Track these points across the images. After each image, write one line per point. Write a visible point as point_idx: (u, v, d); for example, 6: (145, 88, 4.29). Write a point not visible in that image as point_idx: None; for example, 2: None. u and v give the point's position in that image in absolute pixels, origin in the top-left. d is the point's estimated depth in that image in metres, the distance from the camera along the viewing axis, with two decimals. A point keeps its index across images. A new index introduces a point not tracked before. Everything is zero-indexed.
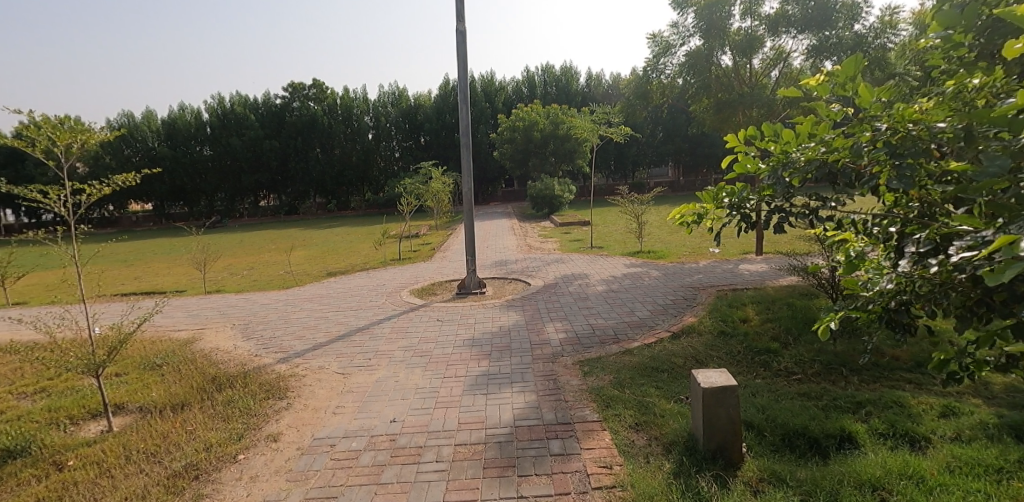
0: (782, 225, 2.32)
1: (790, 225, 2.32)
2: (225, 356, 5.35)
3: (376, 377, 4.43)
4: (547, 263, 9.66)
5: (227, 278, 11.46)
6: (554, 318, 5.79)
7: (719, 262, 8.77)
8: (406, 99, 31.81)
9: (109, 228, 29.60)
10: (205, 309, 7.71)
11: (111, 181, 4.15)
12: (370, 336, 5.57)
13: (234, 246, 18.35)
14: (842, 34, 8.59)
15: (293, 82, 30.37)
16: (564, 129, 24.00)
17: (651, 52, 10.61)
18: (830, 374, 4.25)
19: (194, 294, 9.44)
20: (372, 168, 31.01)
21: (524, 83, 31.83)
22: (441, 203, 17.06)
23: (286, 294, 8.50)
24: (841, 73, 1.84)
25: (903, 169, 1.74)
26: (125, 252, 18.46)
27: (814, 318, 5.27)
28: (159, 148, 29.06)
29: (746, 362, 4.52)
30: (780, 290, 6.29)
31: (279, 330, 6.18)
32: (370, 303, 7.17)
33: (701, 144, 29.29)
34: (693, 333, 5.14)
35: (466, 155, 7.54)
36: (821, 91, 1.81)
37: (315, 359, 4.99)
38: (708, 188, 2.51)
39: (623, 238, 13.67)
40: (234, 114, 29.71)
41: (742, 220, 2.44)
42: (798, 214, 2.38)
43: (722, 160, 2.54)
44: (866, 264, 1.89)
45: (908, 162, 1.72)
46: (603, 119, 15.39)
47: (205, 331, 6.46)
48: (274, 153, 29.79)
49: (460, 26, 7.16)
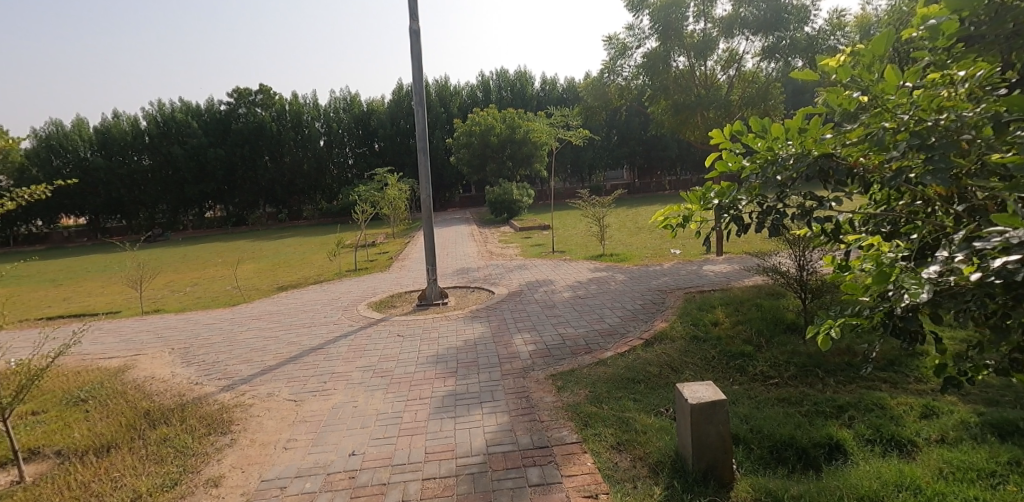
0: (776, 227, 2.16)
1: (786, 227, 2.14)
2: (160, 386, 4.81)
3: (332, 403, 4.05)
4: (511, 270, 9.40)
5: (167, 296, 10.63)
6: (522, 329, 5.53)
7: (682, 263, 8.75)
8: (359, 105, 31.02)
9: (37, 244, 27.50)
10: (139, 333, 7.03)
11: (15, 193, 3.58)
12: (324, 357, 5.14)
13: (177, 260, 17.23)
14: (794, 35, 8.75)
15: (237, 88, 29.00)
16: (521, 133, 23.90)
17: (608, 54, 10.58)
18: (806, 377, 4.20)
19: (130, 315, 8.65)
20: (325, 176, 30.00)
21: (480, 87, 31.69)
22: (397, 210, 16.58)
23: (232, 312, 7.90)
24: (866, 52, 1.68)
25: (939, 163, 1.55)
26: (53, 271, 17.01)
27: (783, 319, 5.27)
28: (93, 159, 27.16)
29: (722, 368, 4.40)
30: (747, 290, 6.27)
31: (223, 353, 5.65)
32: (325, 319, 6.71)
33: (655, 146, 29.89)
34: (666, 339, 5.00)
35: (423, 160, 7.20)
36: (843, 72, 1.65)
37: (263, 386, 4.54)
38: (694, 189, 2.37)
39: (585, 241, 13.61)
40: (175, 122, 28.14)
41: (732, 221, 2.28)
42: (793, 215, 2.21)
43: (706, 158, 2.41)
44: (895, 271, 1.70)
45: (943, 155, 1.53)
46: (561, 122, 15.35)
47: (138, 358, 5.84)
48: (219, 161, 28.38)
49: (414, 25, 6.83)
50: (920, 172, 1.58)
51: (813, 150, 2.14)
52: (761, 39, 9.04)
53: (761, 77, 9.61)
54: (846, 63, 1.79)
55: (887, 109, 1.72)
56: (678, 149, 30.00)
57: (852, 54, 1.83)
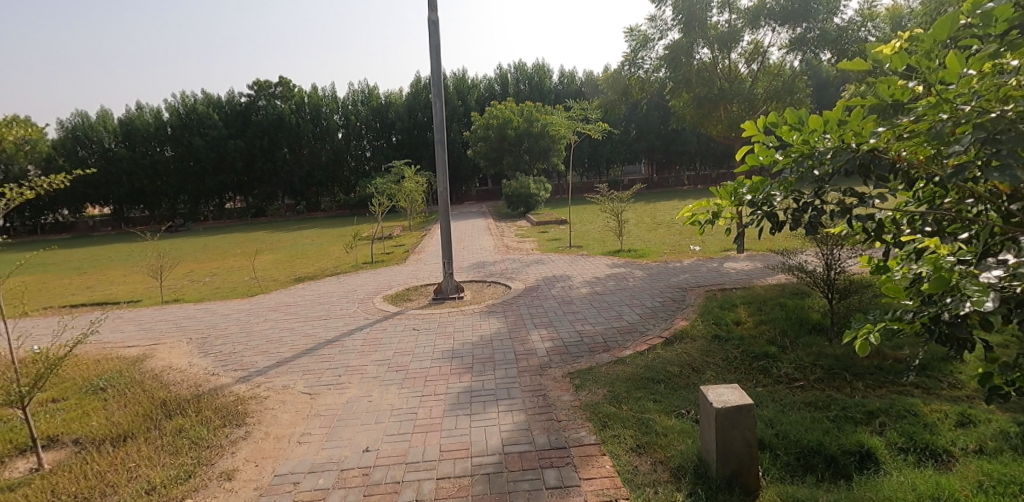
0: (815, 225, 2.03)
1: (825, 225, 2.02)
2: (177, 376, 4.83)
3: (347, 397, 4.02)
4: (527, 264, 9.32)
5: (187, 286, 10.76)
6: (538, 325, 5.44)
7: (702, 259, 8.57)
8: (377, 97, 31.10)
9: (64, 233, 28.20)
10: (159, 322, 7.11)
11: (36, 183, 3.59)
12: (340, 349, 5.12)
13: (197, 250, 17.48)
14: (824, 26, 8.43)
15: (257, 81, 29.26)
16: (538, 126, 23.73)
17: (629, 46, 10.38)
18: (833, 380, 4.05)
19: (150, 304, 8.77)
20: (342, 168, 30.18)
21: (497, 80, 31.54)
22: (414, 203, 16.59)
23: (250, 302, 7.95)
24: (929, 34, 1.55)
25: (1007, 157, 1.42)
26: (78, 260, 17.37)
27: (808, 320, 5.11)
28: (117, 149, 27.67)
29: (745, 369, 4.27)
30: (770, 289, 6.11)
31: (240, 344, 5.67)
32: (341, 311, 6.70)
33: (674, 141, 29.47)
34: (686, 338, 4.88)
35: (440, 153, 7.12)
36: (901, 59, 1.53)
37: (279, 378, 4.53)
38: (725, 184, 2.26)
39: (602, 236, 13.45)
40: (196, 114, 28.51)
41: (767, 217, 2.16)
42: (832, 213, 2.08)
43: (737, 151, 2.30)
44: (953, 275, 1.60)
45: (1015, 148, 1.39)
46: (579, 116, 15.15)
47: (157, 347, 5.89)
48: (239, 153, 28.68)
49: (432, 16, 6.74)
50: (986, 169, 1.46)
51: (855, 144, 2.00)
52: (788, 31, 8.77)
53: (787, 70, 9.34)
54: (902, 49, 1.66)
55: (948, 99, 1.59)
56: (698, 143, 29.51)
57: (909, 39, 1.70)
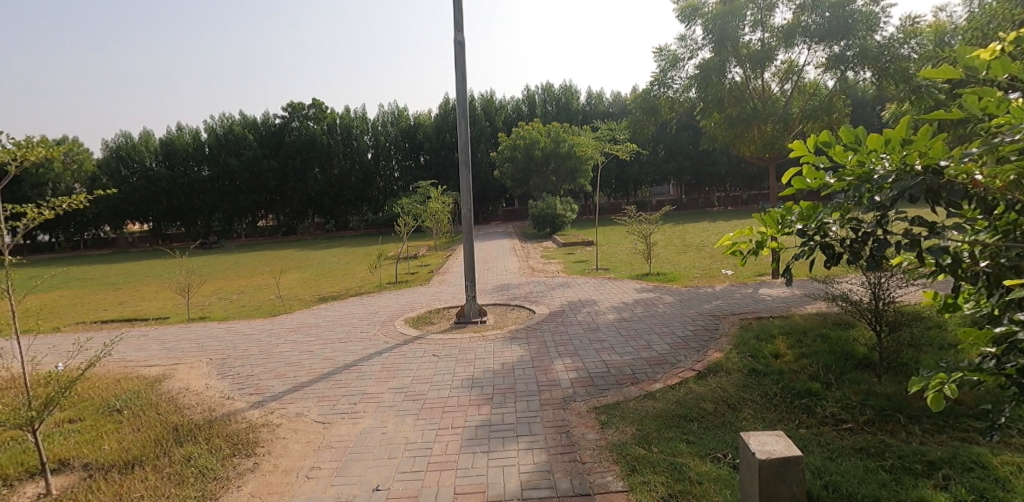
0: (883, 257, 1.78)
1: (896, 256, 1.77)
2: (193, 399, 4.76)
3: (360, 427, 3.85)
4: (552, 288, 9.08)
5: (214, 303, 10.88)
6: (563, 354, 5.20)
7: (736, 285, 8.19)
8: (406, 119, 31.65)
9: (106, 249, 29.34)
10: (181, 341, 7.12)
11: (54, 203, 3.57)
12: (357, 375, 4.97)
13: (227, 267, 17.81)
14: (866, 43, 8.07)
15: (292, 103, 30.12)
16: (565, 147, 23.68)
17: (658, 65, 10.27)
18: (886, 424, 3.66)
19: (176, 321, 8.86)
20: (371, 188, 30.64)
21: (525, 101, 31.81)
22: (439, 223, 16.60)
23: (272, 322, 7.92)
24: None
25: None
26: (115, 275, 17.89)
27: (854, 354, 4.73)
28: (157, 169, 28.72)
29: (786, 407, 3.93)
30: (810, 319, 5.73)
31: (258, 366, 5.59)
32: (361, 334, 6.58)
33: (704, 162, 29.02)
34: (721, 371, 4.56)
35: (464, 174, 7.01)
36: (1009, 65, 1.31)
37: (293, 404, 4.40)
38: (771, 209, 2.02)
39: (630, 259, 13.14)
40: (233, 135, 29.41)
41: (821, 249, 1.91)
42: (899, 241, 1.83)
43: (783, 174, 2.08)
44: None
45: None
46: (608, 136, 14.96)
47: (177, 367, 5.87)
48: (272, 173, 29.44)
49: (458, 36, 6.71)
50: None
51: (920, 166, 1.79)
52: (825, 48, 8.46)
53: (824, 89, 8.99)
54: (1004, 54, 1.44)
55: None
56: (728, 164, 29.01)
57: (1008, 46, 1.48)
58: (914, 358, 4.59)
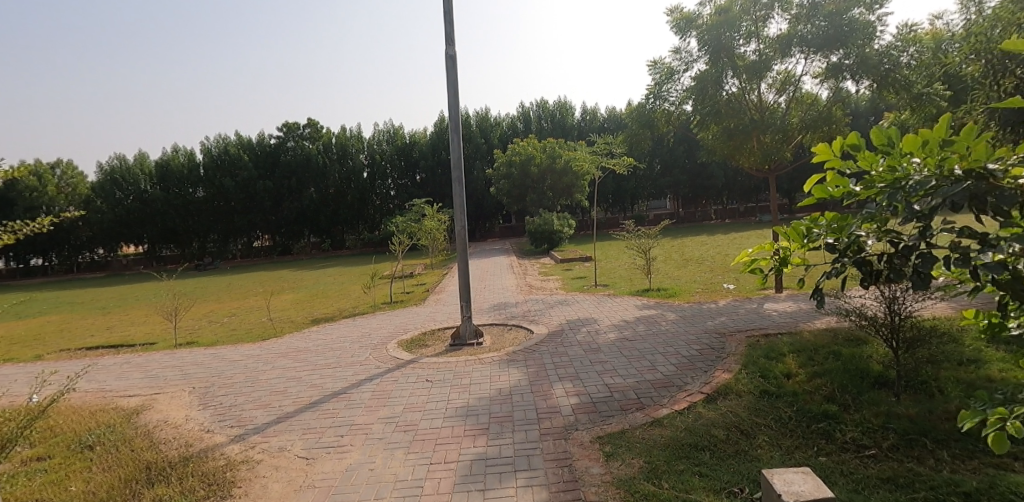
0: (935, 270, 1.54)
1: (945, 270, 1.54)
2: (171, 433, 4.47)
3: (346, 463, 3.58)
4: (551, 306, 8.82)
5: (204, 327, 10.58)
6: (563, 377, 4.92)
7: (739, 300, 7.96)
8: (402, 137, 31.62)
9: (100, 271, 29.10)
10: (165, 368, 6.82)
11: (14, 227, 3.37)
12: (346, 404, 4.69)
13: (221, 289, 17.51)
14: (866, 51, 7.90)
15: (287, 123, 30.09)
16: (561, 162, 23.59)
17: (653, 79, 10.19)
18: (912, 449, 3.38)
19: (163, 347, 8.56)
20: (367, 206, 30.45)
21: (520, 118, 31.87)
22: (436, 240, 16.38)
23: (261, 347, 7.64)
24: None
25: None
26: (104, 299, 17.52)
27: (869, 371, 4.49)
28: (152, 191, 28.54)
29: (803, 433, 3.67)
30: (820, 335, 5.49)
31: (242, 395, 5.30)
32: (352, 358, 6.31)
33: (700, 175, 28.97)
34: (730, 394, 4.30)
35: (457, 191, 6.80)
36: None
37: (276, 437, 4.12)
38: (796, 220, 1.79)
39: (629, 274, 12.93)
40: (228, 155, 29.23)
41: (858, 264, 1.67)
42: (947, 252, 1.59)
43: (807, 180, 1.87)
44: None
45: None
46: (604, 150, 14.81)
47: (157, 397, 5.58)
48: (268, 193, 29.29)
49: (449, 50, 6.57)
50: None
51: (958, 172, 1.61)
52: (823, 57, 8.32)
53: (823, 99, 8.85)
54: None
55: None
56: (725, 177, 29.00)
57: None
58: (933, 375, 4.34)
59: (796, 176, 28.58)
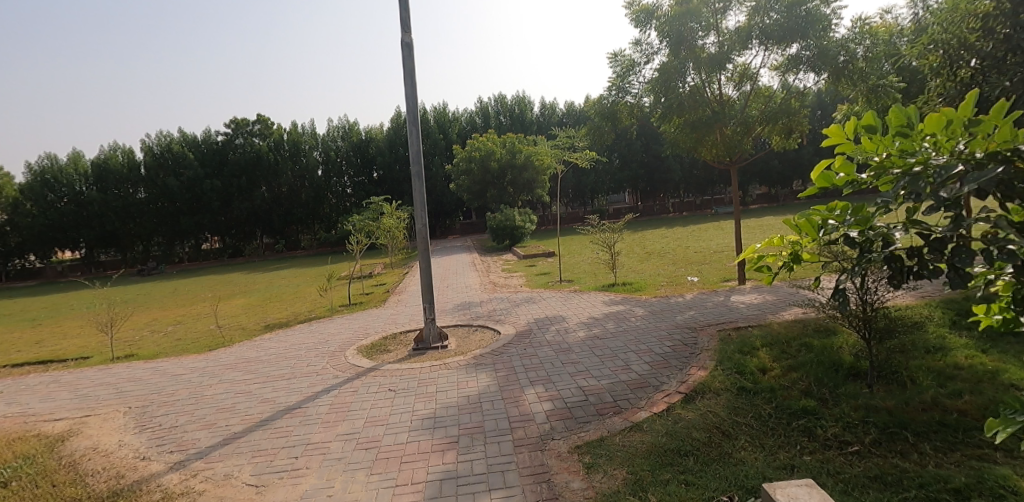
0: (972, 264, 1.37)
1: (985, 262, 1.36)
2: (100, 462, 3.97)
3: (302, 490, 3.22)
4: (517, 304, 8.57)
5: (146, 338, 9.82)
6: (534, 381, 4.68)
7: (706, 293, 7.93)
8: (357, 133, 30.68)
9: (30, 279, 27.03)
10: (98, 386, 6.19)
11: None
12: (301, 420, 4.30)
13: (165, 295, 16.44)
14: (825, 43, 7.99)
15: (235, 119, 28.51)
16: (522, 158, 23.39)
17: (614, 71, 10.08)
18: (895, 444, 3.32)
19: (98, 362, 7.85)
20: (322, 205, 29.41)
21: (478, 113, 31.51)
22: (395, 239, 15.88)
23: (208, 358, 7.07)
24: None
25: None
26: (35, 310, 16.16)
27: (841, 363, 4.46)
28: (88, 192, 26.66)
29: (784, 431, 3.54)
30: (789, 327, 5.46)
31: (184, 414, 4.81)
32: (308, 368, 5.88)
33: (658, 169, 29.42)
34: (708, 392, 4.17)
35: (417, 187, 6.41)
36: None
37: (222, 463, 3.71)
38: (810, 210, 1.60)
39: (593, 269, 12.89)
40: (171, 153, 27.60)
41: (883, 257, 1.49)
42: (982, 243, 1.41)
43: (820, 165, 1.68)
44: None
45: None
46: (566, 144, 14.68)
47: (86, 420, 5.01)
48: (215, 193, 27.78)
49: (405, 38, 6.20)
50: None
51: (982, 156, 1.46)
52: (781, 50, 8.37)
53: (780, 92, 8.94)
54: None
55: None
56: (681, 171, 29.63)
57: None
58: (904, 365, 4.34)
59: (749, 169, 29.50)
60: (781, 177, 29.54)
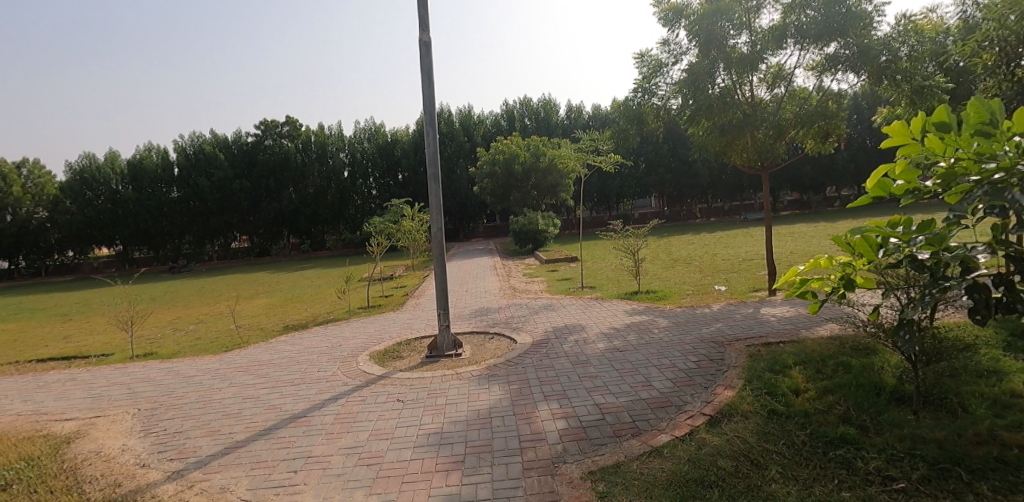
0: None
1: None
2: (99, 468, 3.88)
3: None
4: (535, 311, 8.32)
5: (168, 336, 9.89)
6: (549, 396, 4.44)
7: (734, 304, 7.54)
8: (383, 135, 30.85)
9: (69, 274, 28.11)
10: (111, 386, 6.18)
11: None
12: (305, 430, 4.16)
13: (192, 294, 16.68)
14: (868, 41, 7.53)
15: (265, 121, 28.95)
16: (545, 161, 23.14)
17: (640, 72, 9.76)
18: (946, 482, 2.96)
19: (117, 360, 7.90)
20: (348, 206, 29.59)
21: (504, 116, 31.36)
22: (416, 241, 15.78)
23: (221, 360, 7.01)
24: None
25: None
26: (66, 305, 16.58)
27: (883, 386, 4.09)
28: (123, 191, 27.47)
29: (820, 463, 3.21)
30: (824, 344, 5.09)
31: (190, 419, 4.71)
32: (317, 374, 5.74)
33: (686, 173, 28.75)
34: (736, 415, 3.86)
35: (433, 189, 6.21)
36: None
37: (219, 474, 3.57)
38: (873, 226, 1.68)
39: (617, 276, 12.51)
40: (203, 154, 28.19)
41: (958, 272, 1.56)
42: None
43: (883, 170, 1.67)
44: None
45: None
46: (590, 147, 14.38)
47: (95, 421, 4.97)
48: (244, 193, 28.29)
49: (424, 37, 6.05)
50: None
51: None
52: (818, 49, 7.95)
53: (816, 93, 8.52)
54: None
55: None
56: (710, 176, 28.95)
57: None
58: (954, 390, 3.95)
59: (779, 175, 28.68)
60: (814, 183, 28.59)
